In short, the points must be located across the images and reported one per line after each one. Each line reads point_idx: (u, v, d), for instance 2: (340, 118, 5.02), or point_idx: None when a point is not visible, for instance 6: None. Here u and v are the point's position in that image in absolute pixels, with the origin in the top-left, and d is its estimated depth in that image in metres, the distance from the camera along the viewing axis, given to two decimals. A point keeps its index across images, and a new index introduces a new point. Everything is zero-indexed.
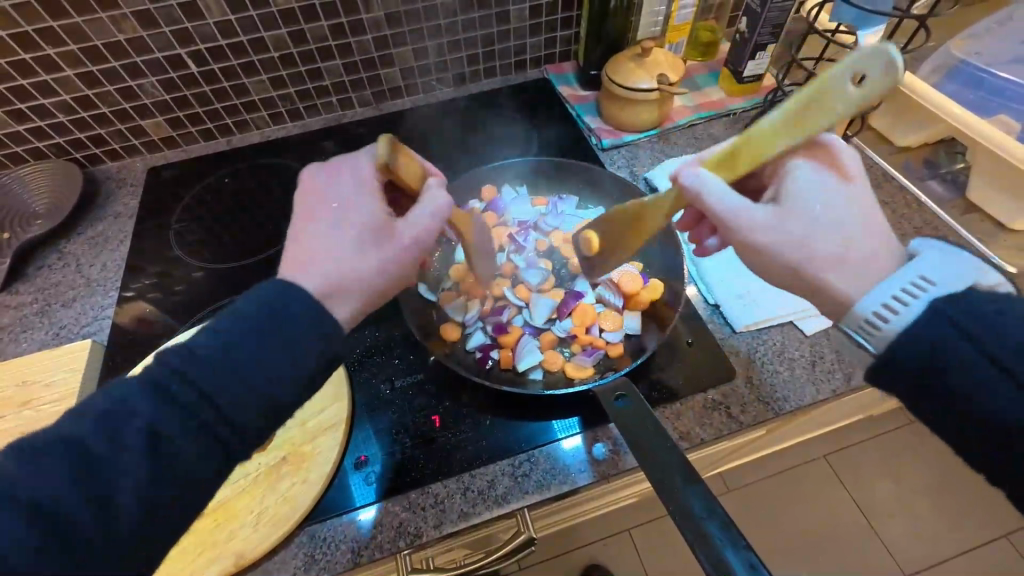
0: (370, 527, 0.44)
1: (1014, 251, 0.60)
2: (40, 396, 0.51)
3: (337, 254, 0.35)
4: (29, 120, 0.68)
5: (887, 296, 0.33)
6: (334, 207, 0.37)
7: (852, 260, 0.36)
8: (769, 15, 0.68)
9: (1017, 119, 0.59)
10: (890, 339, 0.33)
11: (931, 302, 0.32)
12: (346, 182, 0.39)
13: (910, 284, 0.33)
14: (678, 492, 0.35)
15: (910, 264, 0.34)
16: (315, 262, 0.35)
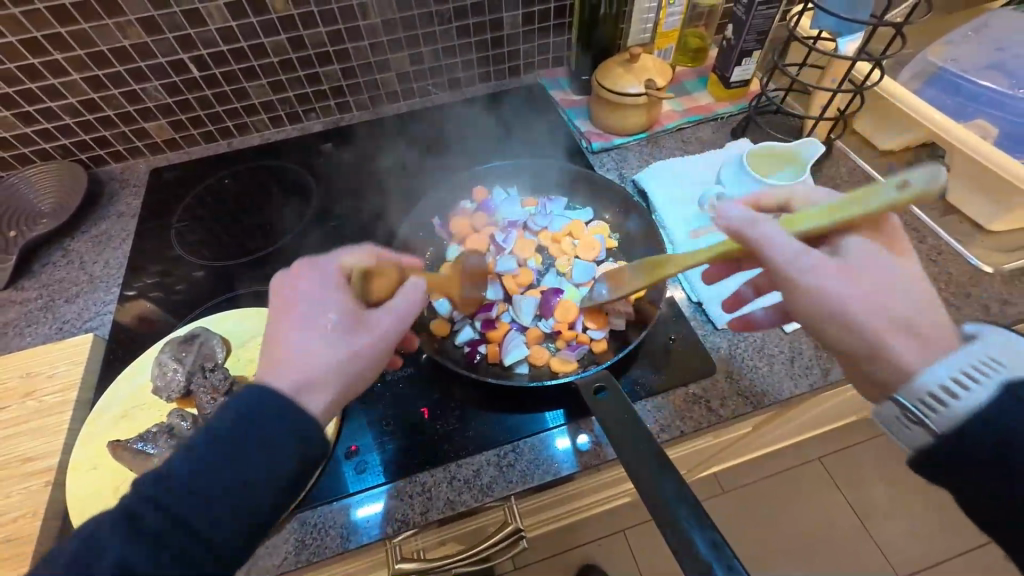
0: (358, 516, 0.46)
1: (993, 252, 0.61)
2: (43, 387, 0.53)
3: (321, 348, 0.37)
4: (36, 122, 0.70)
5: (956, 373, 0.33)
6: (307, 311, 0.39)
7: (926, 333, 0.35)
8: (753, 22, 0.70)
9: (993, 124, 0.60)
10: (954, 417, 0.33)
11: (1002, 385, 0.32)
12: (319, 286, 0.40)
13: (980, 362, 0.33)
14: (650, 480, 0.36)
15: (977, 342, 0.34)
16: (288, 366, 0.36)
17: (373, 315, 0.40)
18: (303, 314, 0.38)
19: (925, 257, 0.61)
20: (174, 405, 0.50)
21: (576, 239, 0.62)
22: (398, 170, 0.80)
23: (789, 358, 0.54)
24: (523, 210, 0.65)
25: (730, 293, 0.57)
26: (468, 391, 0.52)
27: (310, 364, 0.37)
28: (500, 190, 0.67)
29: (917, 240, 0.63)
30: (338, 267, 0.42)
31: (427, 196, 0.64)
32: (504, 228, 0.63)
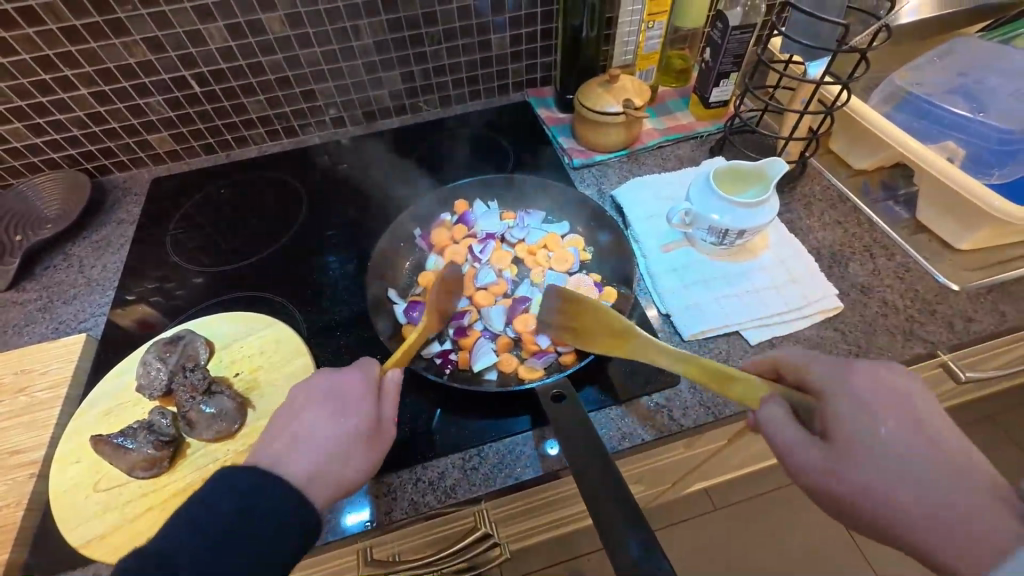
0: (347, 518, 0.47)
1: (961, 269, 0.62)
2: (35, 383, 0.56)
3: (324, 445, 0.39)
4: (46, 133, 0.74)
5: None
6: (325, 408, 0.41)
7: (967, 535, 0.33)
8: (729, 46, 0.73)
9: (960, 146, 0.62)
10: None
11: None
12: (340, 389, 0.43)
13: None
14: (597, 488, 0.37)
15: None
16: (296, 455, 0.39)
17: (379, 431, 0.42)
18: (316, 415, 0.41)
19: (893, 274, 0.63)
20: (156, 403, 0.52)
21: (551, 252, 0.64)
22: (388, 183, 0.83)
23: None
24: (502, 222, 0.67)
25: (696, 305, 0.59)
26: (439, 395, 0.54)
27: (305, 466, 0.38)
28: (481, 203, 0.69)
29: (886, 257, 0.64)
30: (368, 373, 0.45)
31: (410, 208, 0.67)
32: (482, 240, 0.65)
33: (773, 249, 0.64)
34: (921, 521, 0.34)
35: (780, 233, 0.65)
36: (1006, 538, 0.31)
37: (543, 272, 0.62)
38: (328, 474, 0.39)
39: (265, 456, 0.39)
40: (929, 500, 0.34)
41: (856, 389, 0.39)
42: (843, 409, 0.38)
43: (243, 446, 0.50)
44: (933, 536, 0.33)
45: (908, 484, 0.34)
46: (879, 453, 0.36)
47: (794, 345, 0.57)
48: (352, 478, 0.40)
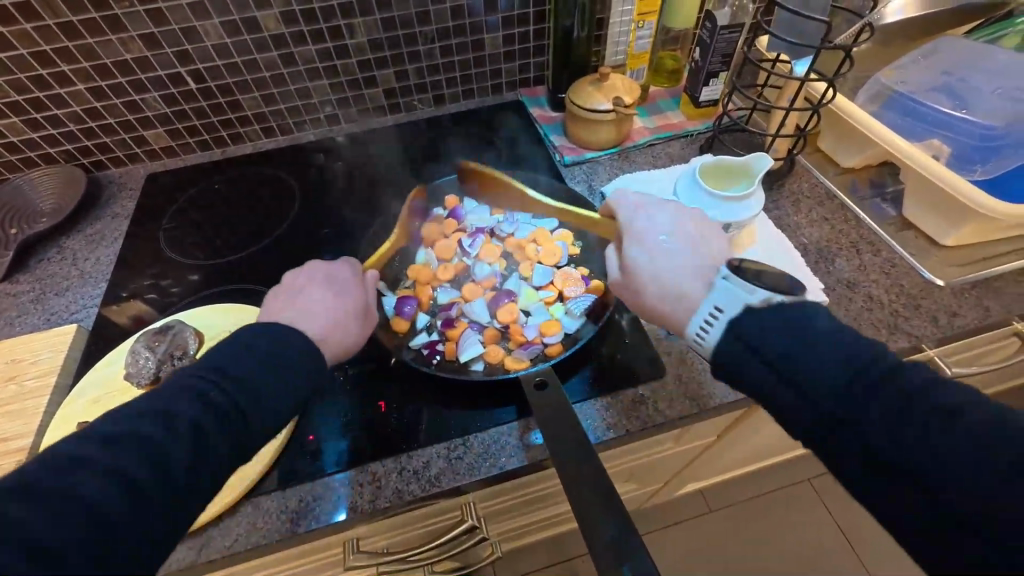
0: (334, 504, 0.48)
1: (947, 265, 0.63)
2: (25, 372, 0.56)
3: (327, 316, 0.45)
4: (43, 128, 0.75)
5: (701, 321, 0.39)
6: (321, 289, 0.47)
7: (688, 296, 0.41)
8: (717, 45, 0.74)
9: (945, 143, 0.62)
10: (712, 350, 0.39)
11: (727, 325, 0.37)
12: (331, 279, 0.49)
13: (707, 313, 0.39)
14: (576, 472, 0.38)
15: (710, 295, 0.39)
16: (304, 319, 0.44)
17: (367, 311, 0.49)
18: (318, 290, 0.47)
19: (878, 270, 0.63)
20: (144, 391, 0.53)
21: (539, 246, 0.64)
22: (381, 180, 0.83)
23: None
24: (492, 217, 0.68)
25: None
26: (426, 386, 0.54)
27: (316, 321, 0.44)
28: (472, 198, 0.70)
29: (872, 253, 0.65)
30: (354, 265, 0.52)
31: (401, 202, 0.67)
32: (471, 234, 0.66)
33: (760, 245, 0.64)
34: (657, 300, 0.43)
35: (768, 229, 0.66)
36: (696, 299, 0.40)
37: (531, 265, 0.62)
38: (333, 334, 0.44)
39: (278, 315, 0.44)
40: (668, 283, 0.42)
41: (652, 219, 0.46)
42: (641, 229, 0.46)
43: None
44: (670, 306, 0.42)
45: (658, 273, 0.43)
46: (644, 254, 0.44)
47: None
48: (349, 341, 0.46)
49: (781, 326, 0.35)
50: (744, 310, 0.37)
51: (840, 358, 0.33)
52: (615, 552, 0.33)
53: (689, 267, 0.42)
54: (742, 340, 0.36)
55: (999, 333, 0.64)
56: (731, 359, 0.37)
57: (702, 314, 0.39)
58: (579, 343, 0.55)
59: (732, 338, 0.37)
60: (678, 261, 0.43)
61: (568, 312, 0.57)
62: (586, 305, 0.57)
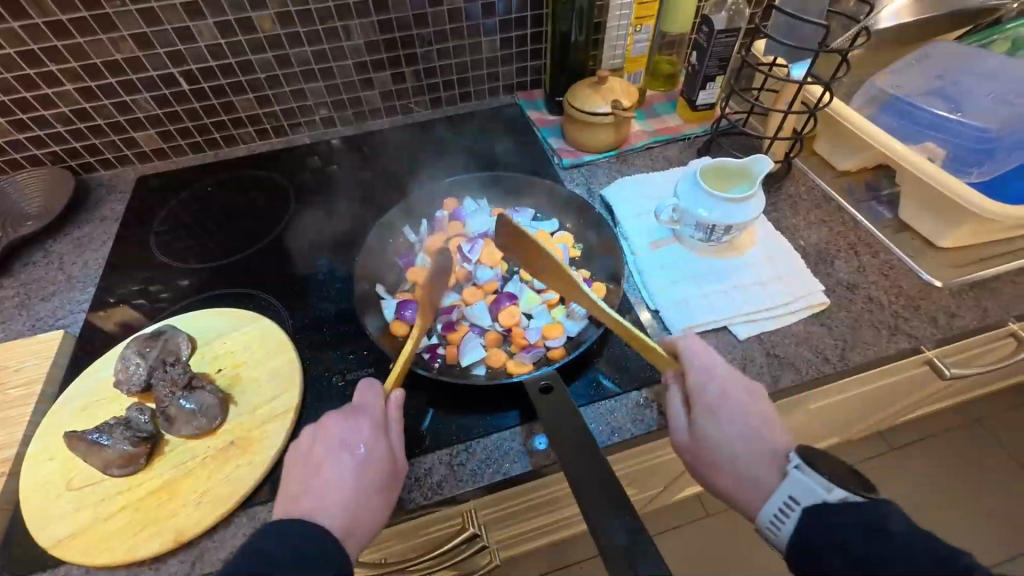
0: None
1: (943, 267, 0.63)
2: (8, 380, 0.54)
3: (352, 501, 0.40)
4: (29, 129, 0.73)
5: (775, 511, 0.39)
6: (344, 453, 0.41)
7: (761, 483, 0.41)
8: (714, 49, 0.74)
9: (939, 146, 0.63)
10: (783, 542, 0.39)
11: (800, 524, 0.38)
12: (351, 430, 0.42)
13: (784, 505, 0.39)
14: (583, 476, 0.37)
15: (786, 484, 0.39)
16: (331, 506, 0.39)
17: (395, 465, 0.43)
18: (338, 463, 0.41)
19: (877, 272, 0.63)
20: (134, 399, 0.51)
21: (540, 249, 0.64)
22: (378, 183, 0.82)
23: (741, 365, 0.55)
24: (492, 220, 0.67)
25: (685, 301, 0.59)
26: (426, 390, 0.53)
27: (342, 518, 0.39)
28: (471, 201, 0.69)
29: (869, 255, 0.65)
30: (375, 409, 0.44)
31: (400, 204, 0.67)
32: (472, 238, 0.65)
33: (760, 246, 0.64)
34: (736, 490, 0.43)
35: (767, 232, 0.66)
36: (770, 487, 0.41)
37: (532, 268, 0.62)
38: (360, 525, 0.40)
39: (300, 509, 0.39)
40: (750, 477, 0.42)
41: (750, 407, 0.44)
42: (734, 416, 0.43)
43: (224, 443, 0.49)
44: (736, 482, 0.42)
45: (729, 444, 0.43)
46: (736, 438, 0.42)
47: (780, 341, 0.57)
48: (381, 521, 0.41)
49: (858, 526, 0.35)
50: (824, 505, 0.37)
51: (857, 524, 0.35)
52: (628, 555, 0.32)
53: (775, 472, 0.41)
54: (814, 538, 0.37)
55: (993, 334, 0.64)
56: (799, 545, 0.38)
57: (778, 501, 0.39)
58: (581, 346, 0.54)
59: (804, 534, 0.37)
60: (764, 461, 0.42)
61: (570, 315, 0.57)
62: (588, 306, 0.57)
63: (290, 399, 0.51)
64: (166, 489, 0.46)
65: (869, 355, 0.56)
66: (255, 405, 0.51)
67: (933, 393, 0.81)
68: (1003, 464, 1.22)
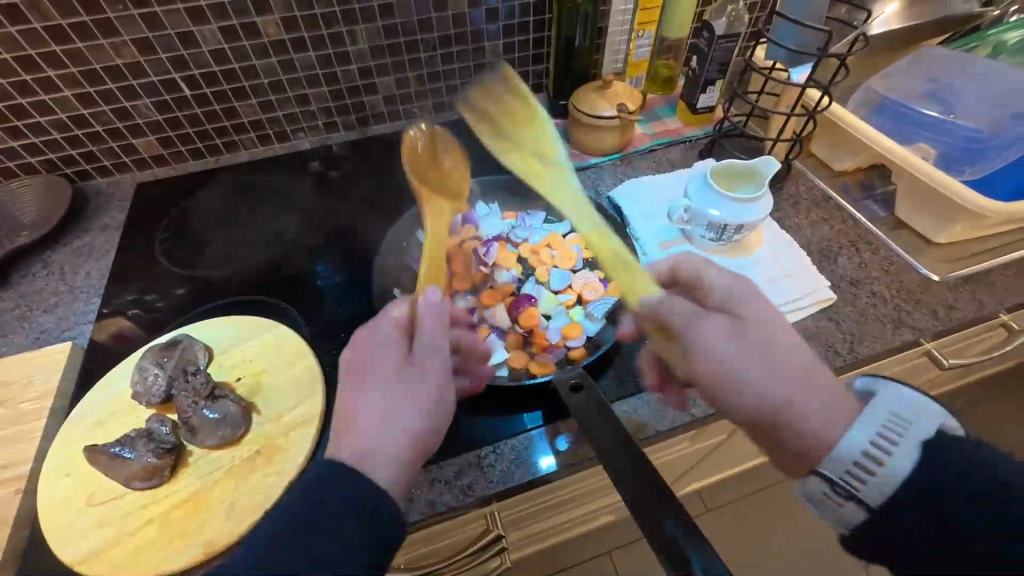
0: None
1: (939, 262, 0.66)
2: (17, 395, 0.53)
3: (379, 412, 0.38)
4: (24, 136, 0.71)
5: (871, 441, 0.34)
6: (373, 368, 0.40)
7: (843, 412, 0.36)
8: (714, 54, 0.76)
9: (932, 146, 0.66)
10: (881, 486, 0.33)
11: (908, 454, 0.33)
12: (379, 342, 0.42)
13: (882, 432, 0.34)
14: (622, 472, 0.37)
15: (876, 406, 0.35)
16: (359, 422, 0.37)
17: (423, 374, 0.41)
18: (392, 382, 0.40)
19: (878, 267, 0.66)
20: (153, 410, 0.50)
21: (554, 251, 0.65)
22: (384, 187, 0.82)
23: None
24: (504, 224, 0.68)
25: None
26: None
27: (392, 444, 0.37)
28: (483, 204, 0.70)
29: (870, 251, 0.68)
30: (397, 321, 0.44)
31: (413, 208, 0.67)
32: (486, 241, 0.65)
33: (767, 245, 0.66)
34: (772, 414, 0.37)
35: (773, 231, 0.68)
36: (855, 416, 0.35)
37: (547, 270, 0.63)
38: (391, 445, 0.37)
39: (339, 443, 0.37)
40: (777, 396, 0.37)
41: (713, 323, 0.42)
42: (711, 339, 0.41)
43: (249, 452, 0.48)
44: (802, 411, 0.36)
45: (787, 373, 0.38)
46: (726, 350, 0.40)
47: None
48: (416, 441, 0.38)
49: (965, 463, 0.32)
50: (935, 433, 0.33)
51: (988, 464, 0.32)
52: None
53: (798, 376, 0.38)
54: (931, 473, 0.32)
55: (986, 324, 0.68)
56: (920, 485, 0.32)
57: (872, 430, 0.34)
58: (602, 347, 0.55)
59: (916, 463, 0.33)
60: (780, 361, 0.38)
61: (588, 316, 0.58)
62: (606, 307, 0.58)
63: (314, 406, 0.51)
64: (192, 502, 0.45)
65: (876, 347, 0.58)
66: (278, 413, 0.50)
67: (927, 383, 0.84)
68: None
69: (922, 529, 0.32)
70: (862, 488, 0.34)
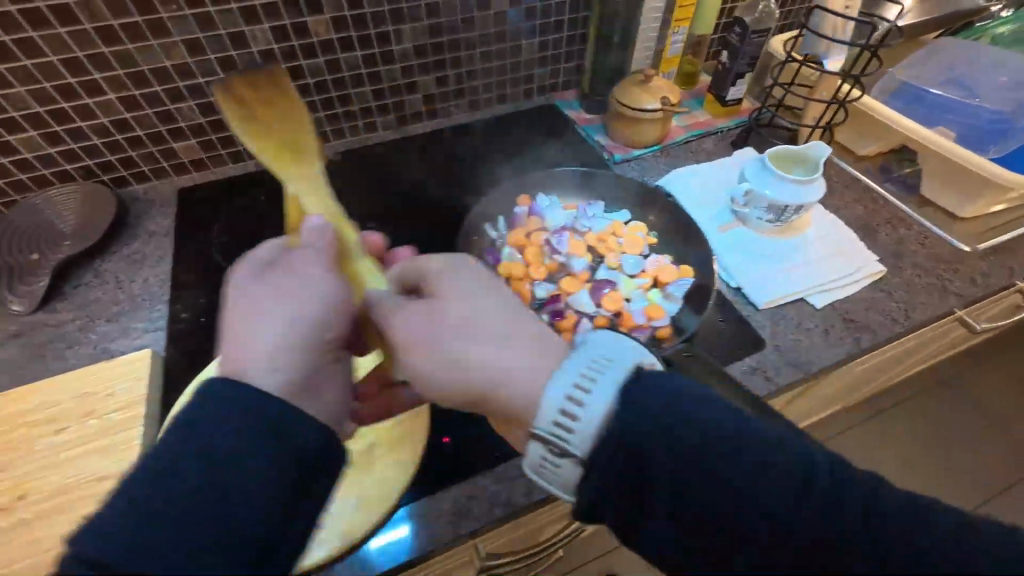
0: (488, 504, 0.47)
1: (966, 235, 0.72)
2: (104, 405, 0.51)
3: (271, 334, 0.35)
4: (63, 142, 0.68)
5: (565, 394, 0.33)
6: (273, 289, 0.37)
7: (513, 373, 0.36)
8: (747, 48, 0.80)
9: (954, 129, 0.72)
10: (580, 443, 0.32)
11: (605, 394, 0.32)
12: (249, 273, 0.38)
13: (573, 386, 0.33)
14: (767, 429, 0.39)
15: (575, 358, 0.34)
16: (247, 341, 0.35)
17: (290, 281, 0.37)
18: (297, 305, 0.36)
19: (915, 242, 0.71)
20: None
21: (619, 238, 0.67)
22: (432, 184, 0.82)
23: (824, 330, 0.61)
24: (567, 214, 0.69)
25: (764, 277, 0.64)
26: None
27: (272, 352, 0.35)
28: (544, 196, 0.71)
29: (905, 227, 0.73)
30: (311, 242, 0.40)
31: (481, 202, 0.68)
32: (553, 232, 0.67)
33: (815, 225, 0.70)
34: (479, 382, 0.37)
35: (819, 213, 0.72)
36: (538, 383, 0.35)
37: (617, 257, 0.65)
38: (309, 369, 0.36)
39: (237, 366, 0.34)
40: (502, 366, 0.37)
41: (410, 319, 0.39)
42: (402, 335, 0.39)
43: (365, 445, 0.48)
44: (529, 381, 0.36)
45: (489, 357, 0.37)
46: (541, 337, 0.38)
47: (852, 306, 0.63)
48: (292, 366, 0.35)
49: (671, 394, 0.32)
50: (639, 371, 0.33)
51: (758, 436, 0.31)
52: None
53: (456, 324, 0.38)
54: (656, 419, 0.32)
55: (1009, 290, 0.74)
56: (606, 438, 0.32)
57: (559, 394, 0.33)
58: (688, 326, 0.57)
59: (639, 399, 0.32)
60: (473, 331, 0.37)
61: (667, 297, 0.60)
62: (684, 289, 0.60)
63: None
64: None
65: (927, 313, 0.62)
66: None
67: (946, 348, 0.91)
68: (976, 416, 1.36)
69: (650, 476, 0.31)
70: (570, 443, 0.32)
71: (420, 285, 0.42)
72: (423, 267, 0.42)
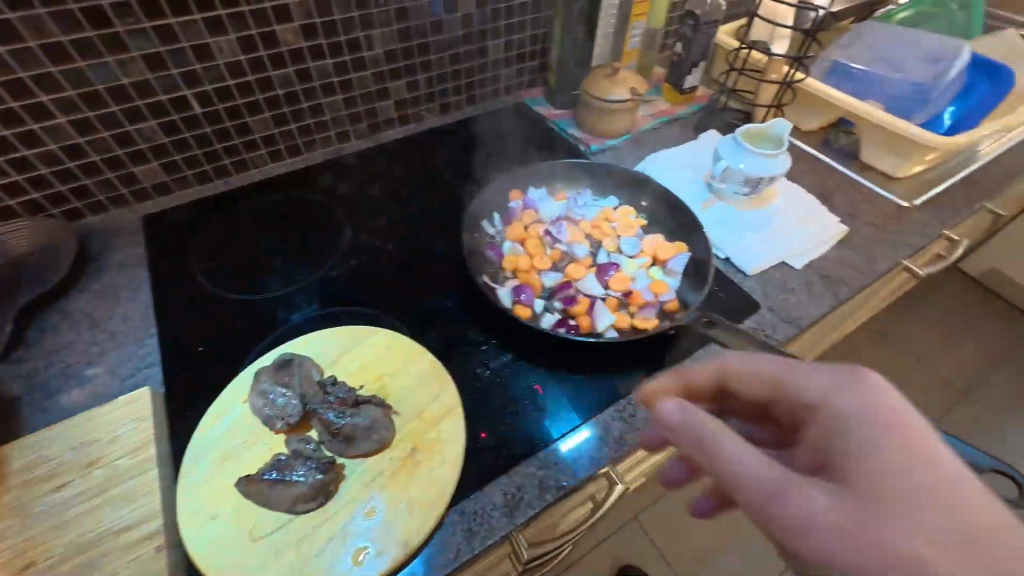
0: (538, 491, 0.47)
1: (904, 192, 0.81)
2: (107, 452, 0.46)
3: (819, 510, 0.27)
4: (5, 174, 0.61)
5: None
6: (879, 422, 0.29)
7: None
8: (700, 38, 0.86)
9: (879, 100, 0.81)
10: None
11: None
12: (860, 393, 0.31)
13: None
14: None
15: None
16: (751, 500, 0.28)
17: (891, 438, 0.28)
18: (875, 453, 0.28)
19: (864, 202, 0.79)
20: (286, 432, 0.47)
21: (614, 223, 0.70)
22: (415, 187, 0.82)
23: (806, 288, 0.66)
24: (561, 205, 0.71)
25: (747, 245, 0.69)
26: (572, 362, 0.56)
27: None
28: (535, 189, 0.73)
29: (854, 190, 0.82)
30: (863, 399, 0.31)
31: (476, 200, 0.68)
32: (550, 223, 0.69)
33: (781, 195, 0.77)
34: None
35: (783, 184, 0.79)
36: None
37: (615, 241, 0.67)
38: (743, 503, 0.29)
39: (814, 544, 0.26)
40: (887, 517, 0.26)
41: (754, 450, 0.29)
42: (763, 480, 0.28)
43: (405, 450, 0.47)
44: None
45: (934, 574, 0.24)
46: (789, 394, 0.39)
47: (824, 264, 0.70)
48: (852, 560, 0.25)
49: None
50: None
51: None
52: None
53: (883, 508, 0.26)
54: None
55: (952, 247, 0.83)
56: None
57: None
58: (693, 298, 0.60)
59: None
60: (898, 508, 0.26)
61: (668, 273, 0.63)
62: (683, 264, 0.64)
63: (451, 395, 0.51)
64: (370, 510, 0.44)
65: (885, 263, 0.70)
66: (418, 409, 0.50)
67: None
68: None
69: None
70: None
71: (819, 444, 0.31)
72: (745, 378, 0.37)
